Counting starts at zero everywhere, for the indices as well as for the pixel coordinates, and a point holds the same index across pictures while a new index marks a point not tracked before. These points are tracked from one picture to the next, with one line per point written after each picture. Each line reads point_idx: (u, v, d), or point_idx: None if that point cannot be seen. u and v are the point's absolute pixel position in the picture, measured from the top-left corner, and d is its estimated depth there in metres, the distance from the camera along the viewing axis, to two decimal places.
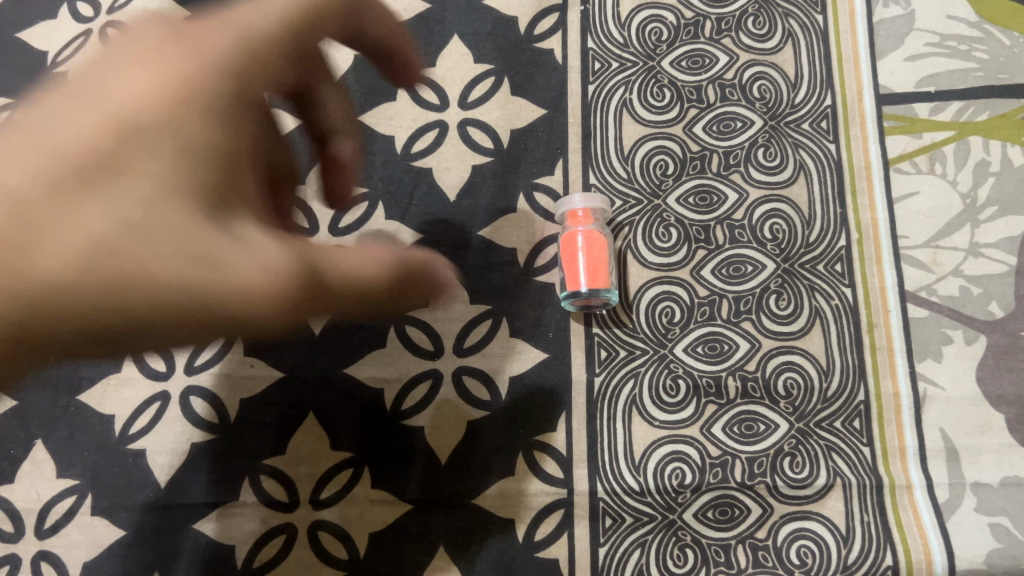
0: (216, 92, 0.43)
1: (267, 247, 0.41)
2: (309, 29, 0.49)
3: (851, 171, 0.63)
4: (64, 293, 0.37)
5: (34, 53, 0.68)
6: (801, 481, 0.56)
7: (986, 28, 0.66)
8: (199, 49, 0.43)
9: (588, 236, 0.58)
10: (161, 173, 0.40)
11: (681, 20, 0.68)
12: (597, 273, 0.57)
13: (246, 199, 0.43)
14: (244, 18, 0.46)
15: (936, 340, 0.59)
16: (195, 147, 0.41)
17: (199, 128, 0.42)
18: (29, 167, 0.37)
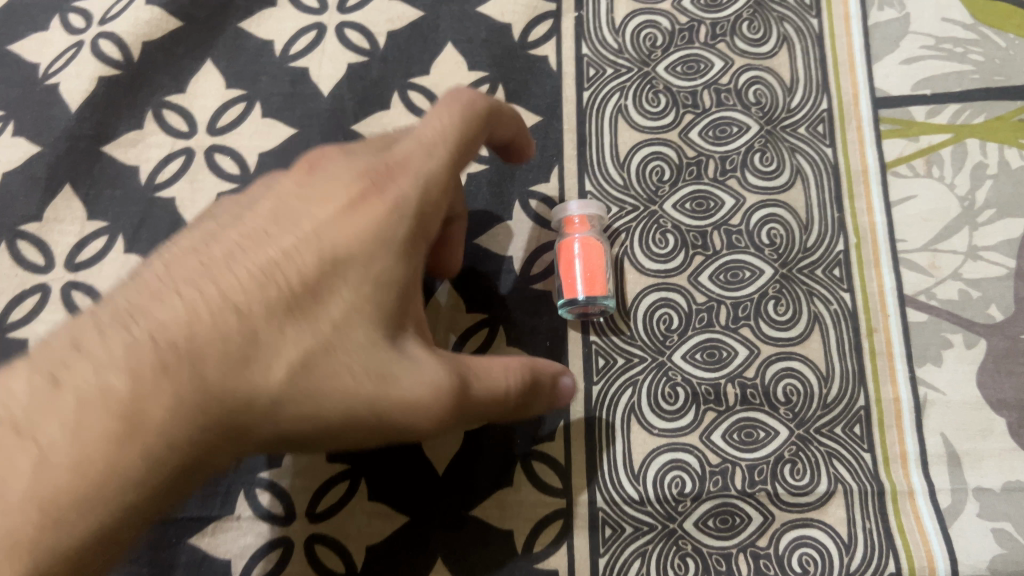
0: (395, 222, 0.45)
1: (439, 363, 0.44)
2: (480, 132, 0.51)
3: (848, 175, 0.63)
4: (275, 410, 0.40)
5: (26, 64, 0.68)
6: (802, 488, 0.56)
7: (982, 31, 0.66)
8: (386, 186, 0.46)
9: (585, 242, 0.57)
10: (346, 302, 0.42)
11: (675, 26, 0.67)
12: (594, 279, 0.56)
13: (407, 301, 0.45)
14: (424, 137, 0.48)
15: (936, 345, 0.59)
16: (380, 274, 0.43)
17: (388, 258, 0.44)
18: (255, 300, 0.41)
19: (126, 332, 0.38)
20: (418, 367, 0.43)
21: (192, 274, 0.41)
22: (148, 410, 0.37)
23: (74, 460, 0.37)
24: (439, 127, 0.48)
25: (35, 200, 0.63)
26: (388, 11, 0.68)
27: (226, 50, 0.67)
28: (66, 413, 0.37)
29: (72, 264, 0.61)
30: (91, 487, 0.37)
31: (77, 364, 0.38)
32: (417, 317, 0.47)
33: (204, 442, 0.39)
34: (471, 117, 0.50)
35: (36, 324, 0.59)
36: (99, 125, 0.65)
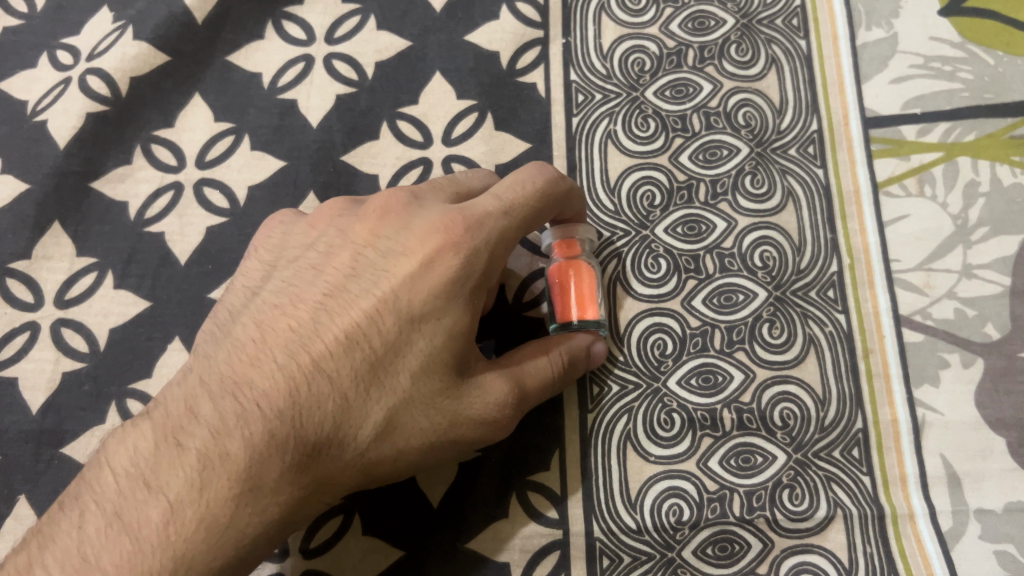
0: (464, 279, 0.47)
1: (502, 379, 0.49)
2: (561, 196, 0.53)
3: (840, 196, 0.63)
4: (368, 455, 0.45)
5: (14, 101, 0.67)
6: (801, 513, 0.55)
7: (970, 49, 0.66)
8: (460, 231, 0.47)
9: (571, 267, 0.56)
10: (425, 357, 0.46)
11: (663, 50, 0.67)
12: (583, 307, 0.56)
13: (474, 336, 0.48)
14: (501, 191, 0.49)
15: (933, 365, 0.58)
16: (453, 327, 0.46)
17: (459, 308, 0.46)
18: (341, 363, 0.45)
19: (235, 400, 0.43)
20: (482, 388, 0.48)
21: (286, 338, 0.45)
22: (263, 472, 0.42)
23: (203, 520, 0.41)
24: (516, 182, 0.50)
25: (24, 238, 0.63)
26: (376, 41, 0.68)
27: (214, 84, 0.67)
28: (191, 476, 0.41)
29: (62, 300, 0.61)
30: (213, 545, 0.41)
31: (195, 428, 0.43)
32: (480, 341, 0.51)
33: (308, 485, 0.44)
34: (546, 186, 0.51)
35: (27, 362, 0.59)
36: (88, 161, 0.65)
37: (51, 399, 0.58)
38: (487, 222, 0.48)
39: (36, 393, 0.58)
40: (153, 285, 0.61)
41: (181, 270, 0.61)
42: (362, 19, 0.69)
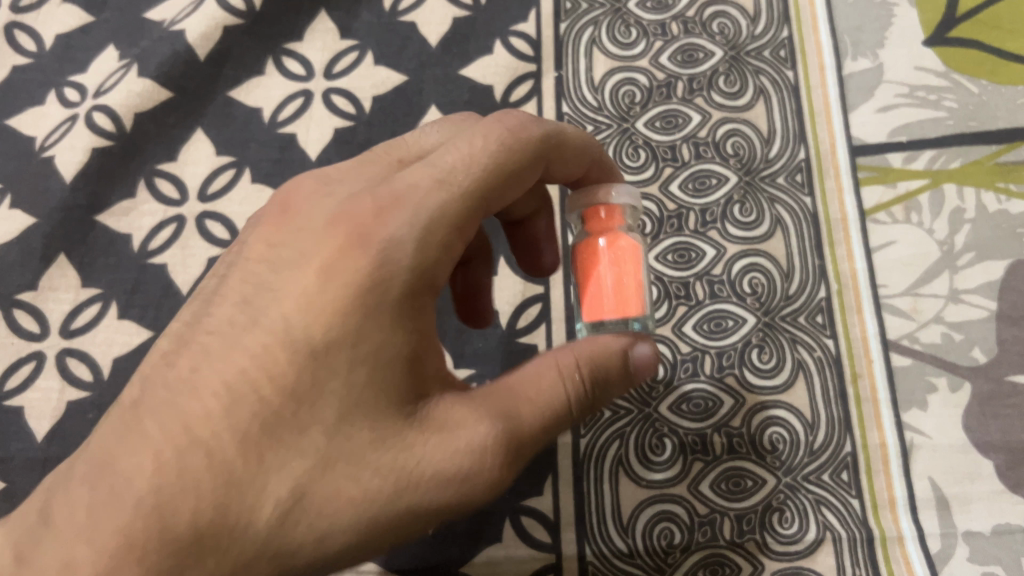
0: (379, 290, 0.38)
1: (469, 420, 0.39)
2: (539, 160, 0.46)
3: (828, 223, 0.64)
4: (281, 537, 0.37)
5: (23, 137, 0.69)
6: (791, 536, 0.56)
7: (954, 78, 0.67)
8: (377, 226, 0.40)
9: (609, 250, 0.46)
10: (342, 393, 0.38)
11: (653, 82, 0.69)
12: (620, 302, 0.45)
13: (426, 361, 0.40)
14: (440, 160, 0.42)
15: (921, 389, 0.59)
16: (372, 356, 0.38)
17: (380, 329, 0.38)
18: (225, 429, 0.38)
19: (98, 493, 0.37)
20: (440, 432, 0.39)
21: (183, 381, 0.39)
22: None
23: None
24: (463, 157, 0.42)
25: (31, 269, 0.65)
26: (373, 76, 0.70)
27: (216, 119, 0.69)
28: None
29: (67, 331, 0.62)
30: None
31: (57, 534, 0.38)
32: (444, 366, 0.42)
33: None
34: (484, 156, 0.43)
35: (32, 392, 0.61)
36: (94, 195, 0.67)
37: (56, 428, 0.59)
38: (415, 213, 0.40)
39: (42, 421, 0.60)
40: (156, 314, 0.62)
41: (184, 300, 0.63)
42: (360, 54, 0.71)
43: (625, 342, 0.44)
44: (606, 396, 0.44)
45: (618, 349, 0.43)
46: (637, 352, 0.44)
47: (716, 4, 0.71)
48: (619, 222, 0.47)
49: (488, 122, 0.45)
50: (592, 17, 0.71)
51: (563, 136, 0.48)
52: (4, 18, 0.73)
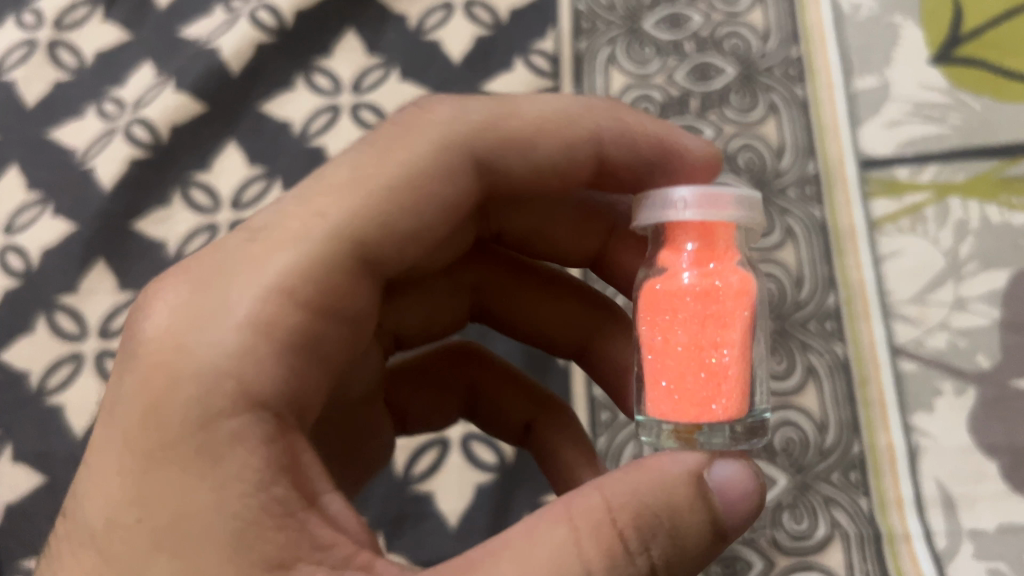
0: (160, 421, 0.32)
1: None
2: (419, 187, 0.42)
3: (838, 234, 0.66)
4: None
5: (63, 148, 0.73)
6: (802, 532, 0.59)
7: (959, 96, 0.69)
8: (163, 336, 0.34)
9: (704, 306, 0.37)
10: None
11: (668, 98, 0.72)
12: (709, 393, 0.36)
13: (264, 528, 0.31)
14: (254, 247, 0.37)
15: (928, 393, 0.61)
16: (171, 521, 0.31)
17: (171, 487, 0.31)
18: None
19: None
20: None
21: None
22: None
23: None
24: (284, 227, 0.38)
25: (70, 274, 0.68)
26: (400, 92, 0.73)
27: (248, 132, 0.72)
28: None
29: (103, 332, 0.66)
30: None
31: None
32: (325, 530, 0.33)
33: None
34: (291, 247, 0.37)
35: (73, 390, 0.65)
36: (131, 204, 0.70)
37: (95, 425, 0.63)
38: (198, 307, 0.35)
39: (80, 418, 0.64)
40: None
41: None
42: (386, 72, 0.73)
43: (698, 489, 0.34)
44: (656, 555, 0.32)
45: (663, 500, 0.33)
46: (720, 494, 0.34)
47: (729, 24, 0.73)
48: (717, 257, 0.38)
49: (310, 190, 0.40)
50: (609, 37, 0.73)
51: (490, 122, 0.45)
52: (46, 35, 0.76)
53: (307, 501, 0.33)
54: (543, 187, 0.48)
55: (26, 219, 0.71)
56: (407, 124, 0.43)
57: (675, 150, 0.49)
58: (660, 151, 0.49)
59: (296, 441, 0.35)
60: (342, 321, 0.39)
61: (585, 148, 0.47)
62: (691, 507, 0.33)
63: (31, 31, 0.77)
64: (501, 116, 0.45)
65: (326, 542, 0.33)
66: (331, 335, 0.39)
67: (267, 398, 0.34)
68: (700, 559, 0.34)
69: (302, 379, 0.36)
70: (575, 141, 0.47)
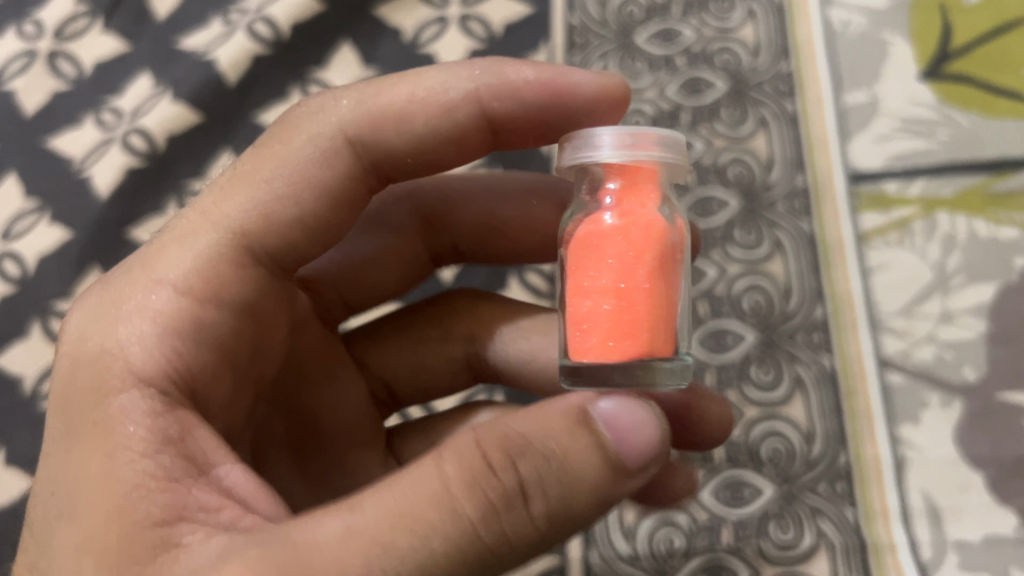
0: (73, 404, 0.38)
1: (320, 539, 0.32)
2: (302, 187, 0.45)
3: (826, 246, 0.67)
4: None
5: (61, 157, 0.74)
6: (788, 542, 0.59)
7: (947, 112, 0.69)
8: (78, 338, 0.41)
9: (630, 241, 0.36)
10: (58, 548, 0.35)
11: (659, 112, 0.73)
12: (629, 328, 0.36)
13: (148, 492, 0.35)
14: (151, 258, 0.43)
15: (915, 406, 0.61)
16: (82, 477, 0.36)
17: (82, 455, 0.37)
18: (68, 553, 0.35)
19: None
20: (278, 549, 0.32)
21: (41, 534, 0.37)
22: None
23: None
24: (176, 234, 0.43)
25: (67, 281, 0.69)
26: None
27: (244, 142, 0.73)
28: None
29: None
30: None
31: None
32: (209, 495, 0.36)
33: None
34: (172, 253, 0.42)
35: None
36: (127, 212, 0.71)
37: None
38: (100, 313, 0.41)
39: None
40: None
41: None
42: None
43: (572, 419, 0.36)
44: (524, 472, 0.34)
45: (530, 427, 0.35)
46: (603, 422, 0.36)
47: (720, 39, 0.74)
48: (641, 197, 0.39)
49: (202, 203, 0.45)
50: (602, 52, 0.74)
51: (365, 112, 0.47)
52: (46, 46, 0.77)
53: (196, 470, 0.37)
54: (433, 150, 0.49)
55: (23, 226, 0.72)
56: (284, 128, 0.47)
57: (564, 87, 0.50)
58: (547, 94, 0.50)
59: (184, 416, 0.39)
60: (239, 309, 0.43)
61: (468, 108, 0.48)
62: (566, 432, 0.35)
63: (31, 41, 0.78)
64: (372, 95, 0.48)
65: (212, 505, 0.36)
66: (228, 325, 0.43)
67: (149, 377, 0.38)
68: (595, 483, 0.35)
69: (193, 362, 0.40)
70: (452, 101, 0.48)
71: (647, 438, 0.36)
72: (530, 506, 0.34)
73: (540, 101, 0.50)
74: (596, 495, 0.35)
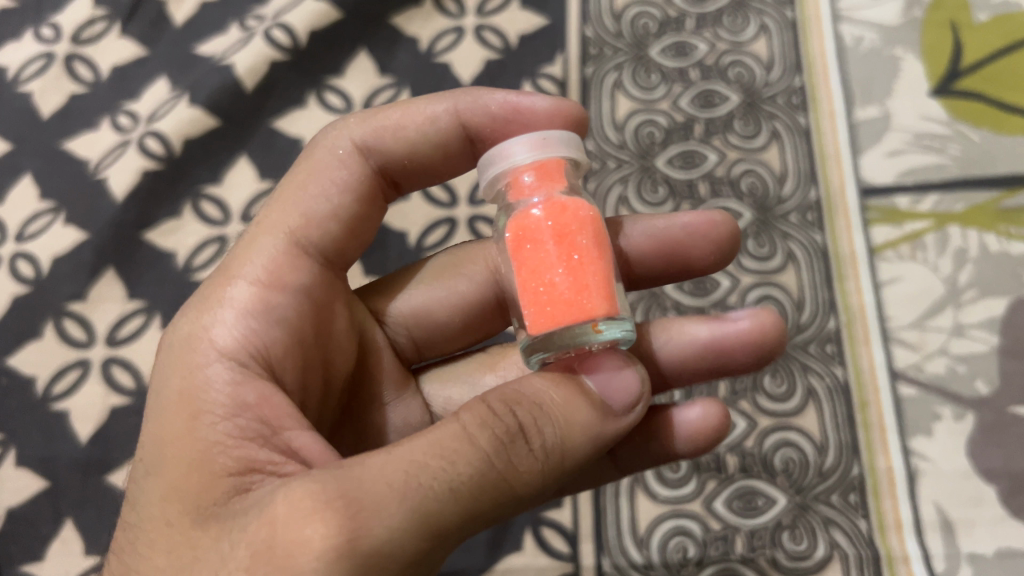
0: (158, 384, 0.41)
1: (363, 467, 0.33)
2: (341, 195, 0.48)
3: (838, 258, 0.67)
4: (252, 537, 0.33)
5: (77, 159, 0.74)
6: (801, 552, 0.59)
7: (958, 128, 0.70)
8: (165, 334, 0.44)
9: (548, 227, 0.37)
10: (146, 504, 0.37)
11: (673, 123, 0.73)
12: (543, 309, 0.36)
13: (226, 447, 0.37)
14: (222, 263, 0.46)
15: (927, 418, 0.62)
16: (166, 440, 0.38)
17: (165, 419, 0.39)
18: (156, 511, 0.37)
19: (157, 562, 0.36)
20: (328, 477, 0.33)
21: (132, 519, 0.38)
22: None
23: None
24: (239, 244, 0.47)
25: (80, 282, 0.69)
26: None
27: (259, 148, 0.73)
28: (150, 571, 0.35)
29: (112, 340, 0.67)
30: None
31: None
32: (277, 453, 0.38)
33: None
34: (239, 253, 0.46)
35: (78, 396, 0.66)
36: (142, 214, 0.71)
37: (99, 430, 0.64)
38: (182, 310, 0.44)
39: (86, 424, 0.65)
40: None
41: None
42: (396, 92, 0.75)
43: (555, 377, 0.37)
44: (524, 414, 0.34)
45: (530, 381, 0.36)
46: (583, 377, 0.37)
47: (733, 52, 0.75)
48: (553, 179, 0.39)
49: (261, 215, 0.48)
50: (616, 63, 0.75)
51: (380, 130, 0.50)
52: (63, 49, 0.78)
53: (268, 431, 0.38)
54: (426, 156, 0.51)
55: (38, 226, 0.72)
56: (308, 154, 0.50)
57: (524, 108, 0.50)
58: (511, 111, 0.50)
59: (260, 384, 0.40)
60: (303, 295, 0.45)
61: (447, 117, 0.50)
62: (552, 384, 0.36)
63: (49, 44, 0.78)
64: (373, 114, 0.51)
65: (279, 459, 0.37)
66: (298, 308, 0.45)
67: (229, 352, 0.41)
68: (589, 422, 0.36)
69: (269, 338, 0.42)
70: (436, 113, 0.50)
71: (627, 390, 0.37)
72: (533, 443, 0.34)
73: (507, 118, 0.50)
74: (592, 435, 0.36)
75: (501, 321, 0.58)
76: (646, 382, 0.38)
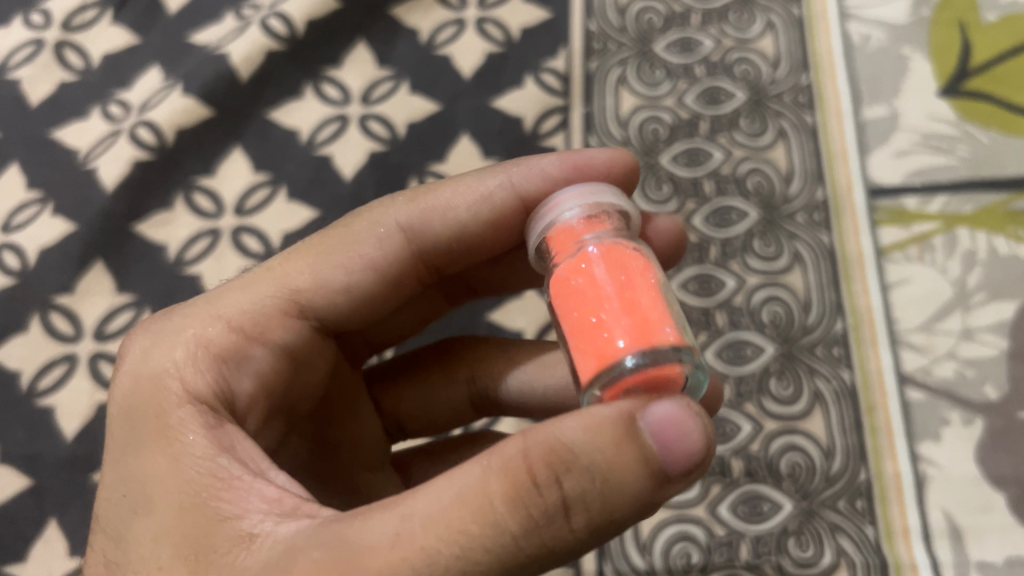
0: (138, 416, 0.39)
1: (374, 542, 0.32)
2: (366, 271, 0.46)
3: (846, 260, 0.65)
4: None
5: (66, 148, 0.72)
6: (808, 560, 0.58)
7: (967, 129, 0.69)
8: (143, 360, 0.41)
9: (609, 268, 0.35)
10: (132, 541, 0.36)
11: (678, 120, 0.71)
12: (602, 345, 0.33)
13: (215, 489, 0.36)
14: (220, 301, 0.44)
15: (935, 423, 0.60)
16: (152, 478, 0.37)
17: (150, 461, 0.37)
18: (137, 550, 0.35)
19: None
20: (335, 540, 0.32)
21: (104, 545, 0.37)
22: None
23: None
24: (241, 283, 0.45)
25: (67, 274, 0.67)
26: (409, 105, 0.72)
27: (254, 139, 0.71)
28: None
29: (100, 334, 0.65)
30: None
31: None
32: (269, 489, 0.36)
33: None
34: (248, 303, 0.44)
35: (65, 392, 0.64)
36: (132, 205, 0.69)
37: (85, 428, 0.63)
38: (165, 339, 0.42)
39: (72, 421, 0.63)
40: None
41: None
42: (396, 84, 0.73)
43: (614, 429, 0.32)
44: (568, 488, 0.31)
45: (580, 435, 0.32)
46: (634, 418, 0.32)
47: (739, 49, 0.74)
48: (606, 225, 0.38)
49: (275, 260, 0.46)
50: (620, 58, 0.73)
51: (434, 209, 0.48)
52: (53, 35, 0.76)
53: (251, 472, 0.37)
54: (468, 240, 0.48)
55: (24, 217, 0.70)
56: (352, 216, 0.48)
57: (583, 163, 0.48)
58: (569, 169, 0.48)
59: (229, 430, 0.39)
60: (280, 351, 0.44)
61: (501, 193, 0.47)
62: (612, 442, 0.31)
63: (39, 30, 0.76)
64: (426, 191, 0.48)
65: (274, 498, 0.36)
66: (271, 363, 0.44)
67: (200, 398, 0.40)
68: (641, 495, 0.32)
69: (233, 386, 0.42)
70: (490, 188, 0.47)
71: (691, 450, 0.32)
72: (571, 519, 0.31)
73: (566, 179, 0.48)
74: (642, 501, 0.32)
75: (445, 304, 0.58)
76: (707, 430, 0.33)
